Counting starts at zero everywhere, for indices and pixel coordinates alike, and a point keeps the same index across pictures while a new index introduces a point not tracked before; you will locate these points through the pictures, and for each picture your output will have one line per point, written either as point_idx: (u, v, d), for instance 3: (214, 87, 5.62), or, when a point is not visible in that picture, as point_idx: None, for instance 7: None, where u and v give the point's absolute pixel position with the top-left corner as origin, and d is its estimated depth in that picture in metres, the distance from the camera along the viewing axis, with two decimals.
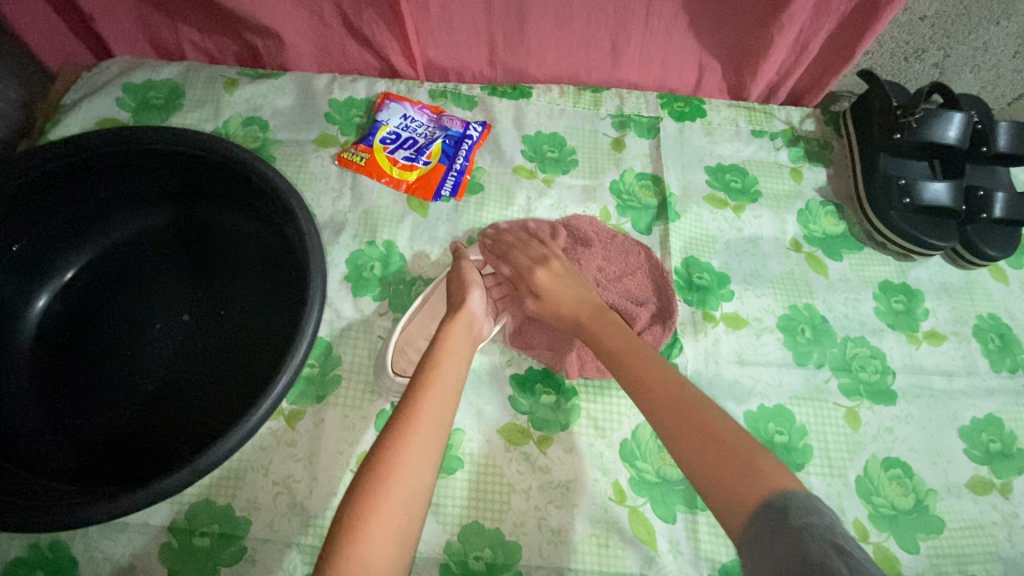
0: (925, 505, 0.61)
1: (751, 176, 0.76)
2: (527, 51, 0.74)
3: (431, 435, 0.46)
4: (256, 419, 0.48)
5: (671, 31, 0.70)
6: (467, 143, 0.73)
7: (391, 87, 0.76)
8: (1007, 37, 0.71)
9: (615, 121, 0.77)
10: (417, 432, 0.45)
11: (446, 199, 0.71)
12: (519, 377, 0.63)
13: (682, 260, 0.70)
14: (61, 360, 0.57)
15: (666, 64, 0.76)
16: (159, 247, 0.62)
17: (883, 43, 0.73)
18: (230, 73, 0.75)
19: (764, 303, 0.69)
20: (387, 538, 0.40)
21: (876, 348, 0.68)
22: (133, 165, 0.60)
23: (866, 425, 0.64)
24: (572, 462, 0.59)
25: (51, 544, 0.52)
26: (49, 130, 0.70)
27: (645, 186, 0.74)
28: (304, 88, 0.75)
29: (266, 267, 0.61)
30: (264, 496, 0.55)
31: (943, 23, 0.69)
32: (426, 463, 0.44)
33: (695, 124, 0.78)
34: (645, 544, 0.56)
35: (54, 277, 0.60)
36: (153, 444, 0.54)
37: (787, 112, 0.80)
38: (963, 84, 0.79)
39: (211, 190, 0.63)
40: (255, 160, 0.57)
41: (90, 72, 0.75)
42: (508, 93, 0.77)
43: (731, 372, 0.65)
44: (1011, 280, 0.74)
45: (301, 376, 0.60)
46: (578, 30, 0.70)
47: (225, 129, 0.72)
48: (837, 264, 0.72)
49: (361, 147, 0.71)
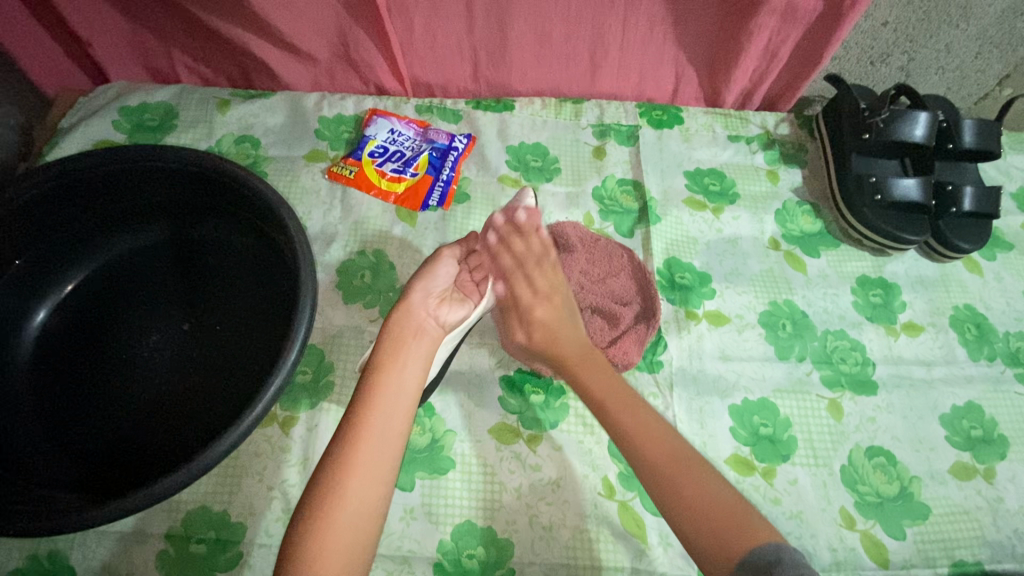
0: (909, 492, 0.62)
1: (729, 179, 0.79)
2: (509, 67, 0.77)
3: (376, 455, 0.47)
4: (249, 422, 0.49)
5: (647, 43, 0.73)
6: (453, 155, 0.75)
7: (378, 104, 0.79)
8: (966, 40, 0.74)
9: (595, 130, 0.80)
10: (363, 452, 0.47)
11: (433, 209, 0.73)
12: (509, 379, 0.64)
13: (664, 261, 0.72)
14: (60, 371, 0.59)
15: (643, 74, 0.79)
16: (155, 261, 0.64)
17: (849, 49, 0.77)
18: (222, 95, 0.78)
19: (745, 300, 0.71)
20: (337, 557, 0.43)
21: (856, 340, 0.70)
22: (130, 183, 0.63)
23: (848, 415, 0.65)
24: (562, 459, 0.60)
25: (50, 554, 0.53)
26: (46, 153, 0.73)
27: (626, 191, 0.76)
28: (294, 107, 0.78)
29: (258, 278, 0.63)
30: (259, 502, 0.56)
31: (904, 28, 0.73)
32: (374, 482, 0.46)
33: (673, 131, 0.81)
34: (635, 537, 0.57)
35: (53, 292, 0.62)
36: (150, 451, 0.55)
37: (762, 117, 0.82)
38: (929, 85, 0.82)
39: (205, 205, 0.65)
40: (247, 174, 0.60)
41: (87, 96, 0.78)
42: (491, 107, 0.80)
43: (715, 367, 0.66)
44: (985, 271, 0.76)
45: (295, 383, 0.62)
46: (557, 45, 0.73)
47: (219, 147, 0.75)
48: (815, 261, 0.74)
49: (350, 161, 0.74)
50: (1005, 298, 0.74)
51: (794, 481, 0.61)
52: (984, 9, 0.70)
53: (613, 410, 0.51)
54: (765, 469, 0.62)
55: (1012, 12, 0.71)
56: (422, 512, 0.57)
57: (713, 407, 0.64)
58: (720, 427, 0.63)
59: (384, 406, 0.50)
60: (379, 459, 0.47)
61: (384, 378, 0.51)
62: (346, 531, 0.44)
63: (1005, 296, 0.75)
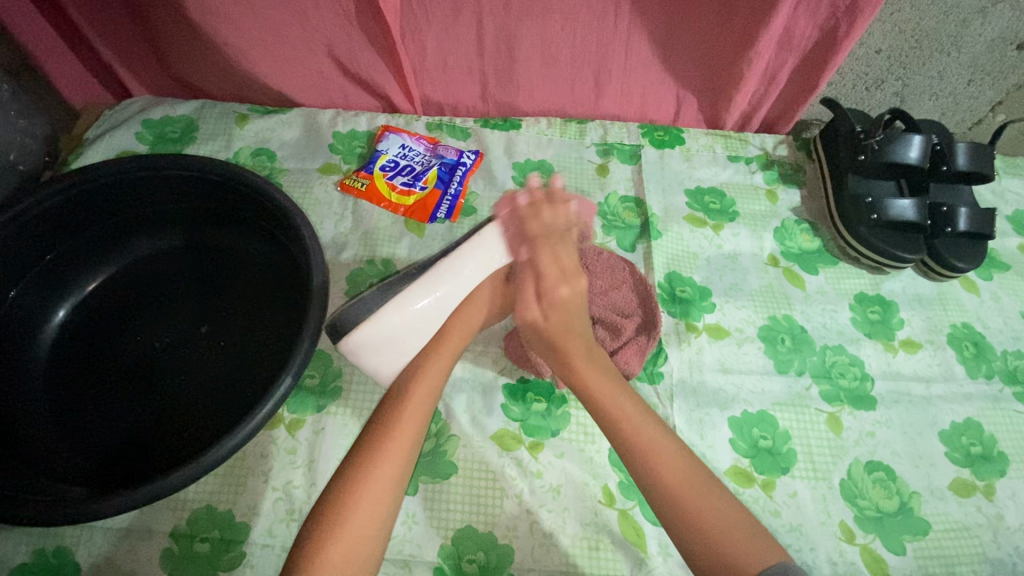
0: (910, 508, 0.62)
1: (729, 198, 0.81)
2: (516, 87, 0.80)
3: (413, 416, 0.50)
4: (259, 419, 0.51)
5: (648, 68, 0.76)
6: (461, 170, 0.78)
7: (391, 121, 0.82)
8: (959, 67, 0.77)
9: (599, 149, 0.83)
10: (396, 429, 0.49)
11: (441, 221, 0.75)
12: (512, 387, 0.65)
13: (665, 275, 0.74)
14: (76, 368, 0.61)
15: (645, 98, 0.82)
16: (171, 265, 0.67)
17: (844, 75, 0.79)
18: (241, 109, 0.81)
19: (744, 315, 0.72)
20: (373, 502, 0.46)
21: (855, 356, 0.70)
22: (151, 189, 0.66)
23: (847, 429, 0.66)
24: (562, 467, 0.61)
25: (56, 550, 0.54)
26: (71, 161, 0.76)
27: (628, 208, 0.78)
28: (310, 123, 0.81)
29: (272, 284, 0.65)
30: (263, 502, 0.57)
31: (897, 56, 0.76)
32: (391, 490, 0.47)
33: (674, 151, 0.83)
34: (635, 546, 0.57)
35: (73, 291, 0.65)
36: (160, 447, 0.57)
37: (761, 139, 0.85)
38: (924, 111, 0.85)
39: (222, 212, 0.68)
40: (264, 182, 0.62)
41: (113, 109, 0.82)
42: (499, 125, 0.83)
43: (715, 379, 0.67)
44: (982, 291, 0.77)
45: (303, 387, 0.63)
46: (563, 68, 0.76)
47: (236, 160, 0.78)
48: (814, 278, 0.76)
49: (362, 174, 0.76)
50: (1002, 318, 0.76)
51: (793, 494, 0.62)
52: (975, 38, 0.73)
53: (609, 421, 0.50)
54: (764, 481, 0.62)
55: (1002, 41, 0.73)
56: (424, 516, 0.58)
57: (712, 418, 0.65)
58: (720, 438, 0.64)
59: (406, 417, 0.50)
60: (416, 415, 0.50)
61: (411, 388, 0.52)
62: (358, 535, 0.45)
63: (1003, 315, 0.76)
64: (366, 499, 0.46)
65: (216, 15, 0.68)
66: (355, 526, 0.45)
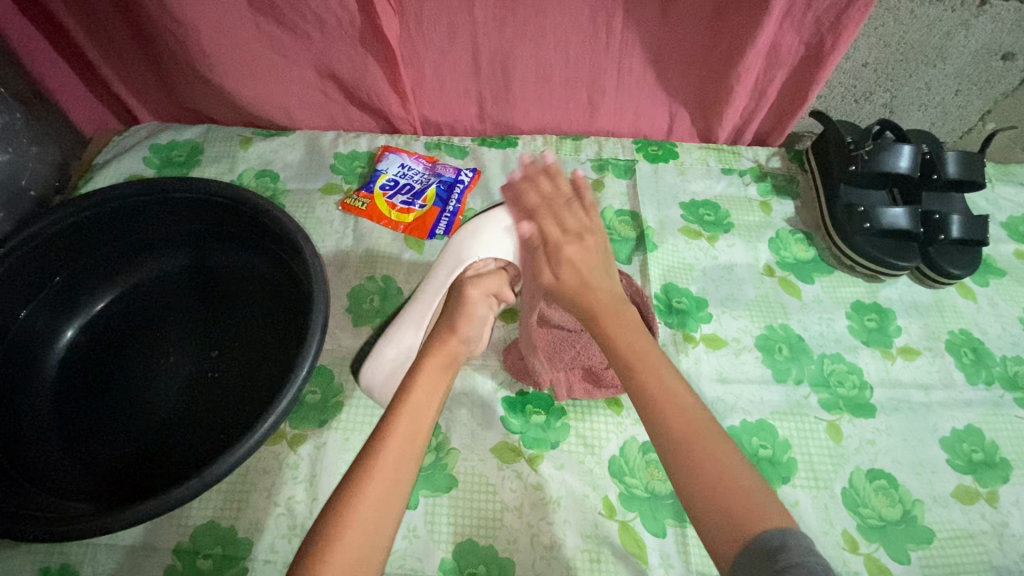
0: (913, 516, 0.62)
1: (723, 210, 0.82)
2: (512, 107, 0.82)
3: (431, 382, 0.54)
4: (260, 434, 0.52)
5: (642, 84, 0.78)
6: (459, 188, 0.79)
7: (390, 141, 0.84)
8: (945, 78, 0.79)
9: (594, 164, 0.84)
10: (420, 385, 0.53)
11: (440, 238, 0.77)
12: (511, 400, 0.66)
13: (662, 287, 0.75)
14: (81, 386, 0.62)
15: (639, 114, 0.84)
16: (176, 285, 0.68)
17: (833, 88, 0.81)
18: (245, 133, 0.84)
19: (741, 324, 0.73)
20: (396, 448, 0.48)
21: (853, 363, 0.71)
22: (160, 211, 0.68)
23: (847, 437, 0.66)
24: (562, 478, 0.61)
25: (61, 568, 0.54)
26: (82, 185, 0.78)
27: (624, 221, 0.80)
28: (312, 145, 0.83)
29: (274, 302, 0.66)
30: (266, 518, 0.57)
31: (884, 68, 0.77)
32: (387, 502, 0.45)
33: (668, 165, 0.85)
34: (636, 558, 0.57)
35: (81, 311, 0.67)
36: (163, 464, 0.57)
37: (754, 152, 0.86)
38: (913, 121, 0.86)
39: (227, 233, 0.69)
40: (268, 204, 0.64)
41: (121, 135, 0.85)
42: (496, 144, 0.85)
43: (714, 390, 0.68)
44: (979, 297, 0.78)
45: (305, 403, 0.64)
46: (557, 86, 0.78)
47: (240, 181, 0.80)
48: (809, 287, 0.77)
49: (362, 194, 0.78)
50: (1000, 323, 0.76)
51: (794, 503, 0.61)
52: (960, 50, 0.74)
53: None
54: None
55: (987, 52, 0.75)
56: (425, 530, 0.58)
57: None
58: None
59: (425, 379, 0.54)
60: (436, 377, 0.55)
61: (400, 407, 0.51)
62: (382, 488, 0.46)
63: (1000, 321, 0.76)
64: (390, 445, 0.48)
65: (221, 42, 0.71)
66: (381, 469, 0.47)
